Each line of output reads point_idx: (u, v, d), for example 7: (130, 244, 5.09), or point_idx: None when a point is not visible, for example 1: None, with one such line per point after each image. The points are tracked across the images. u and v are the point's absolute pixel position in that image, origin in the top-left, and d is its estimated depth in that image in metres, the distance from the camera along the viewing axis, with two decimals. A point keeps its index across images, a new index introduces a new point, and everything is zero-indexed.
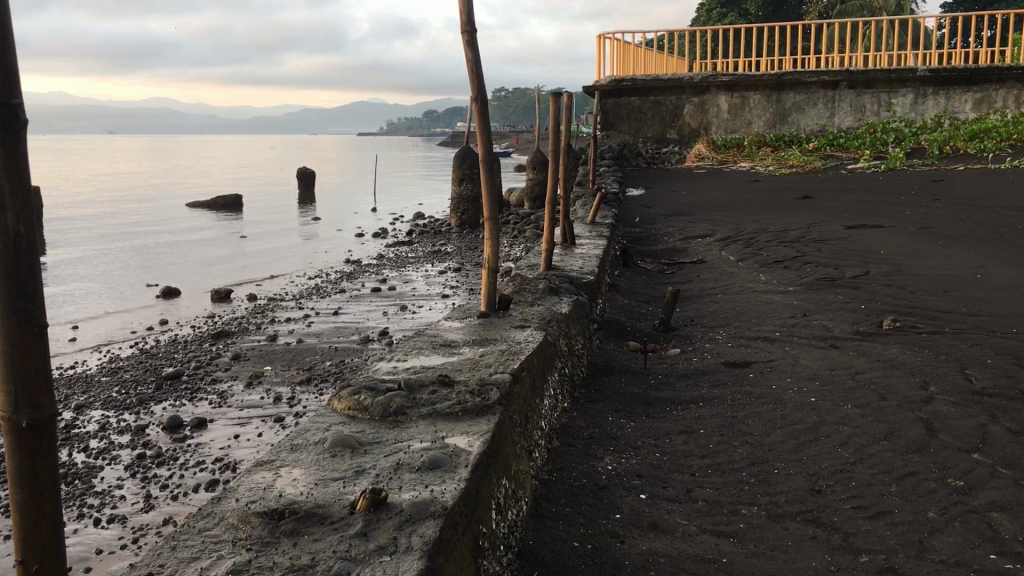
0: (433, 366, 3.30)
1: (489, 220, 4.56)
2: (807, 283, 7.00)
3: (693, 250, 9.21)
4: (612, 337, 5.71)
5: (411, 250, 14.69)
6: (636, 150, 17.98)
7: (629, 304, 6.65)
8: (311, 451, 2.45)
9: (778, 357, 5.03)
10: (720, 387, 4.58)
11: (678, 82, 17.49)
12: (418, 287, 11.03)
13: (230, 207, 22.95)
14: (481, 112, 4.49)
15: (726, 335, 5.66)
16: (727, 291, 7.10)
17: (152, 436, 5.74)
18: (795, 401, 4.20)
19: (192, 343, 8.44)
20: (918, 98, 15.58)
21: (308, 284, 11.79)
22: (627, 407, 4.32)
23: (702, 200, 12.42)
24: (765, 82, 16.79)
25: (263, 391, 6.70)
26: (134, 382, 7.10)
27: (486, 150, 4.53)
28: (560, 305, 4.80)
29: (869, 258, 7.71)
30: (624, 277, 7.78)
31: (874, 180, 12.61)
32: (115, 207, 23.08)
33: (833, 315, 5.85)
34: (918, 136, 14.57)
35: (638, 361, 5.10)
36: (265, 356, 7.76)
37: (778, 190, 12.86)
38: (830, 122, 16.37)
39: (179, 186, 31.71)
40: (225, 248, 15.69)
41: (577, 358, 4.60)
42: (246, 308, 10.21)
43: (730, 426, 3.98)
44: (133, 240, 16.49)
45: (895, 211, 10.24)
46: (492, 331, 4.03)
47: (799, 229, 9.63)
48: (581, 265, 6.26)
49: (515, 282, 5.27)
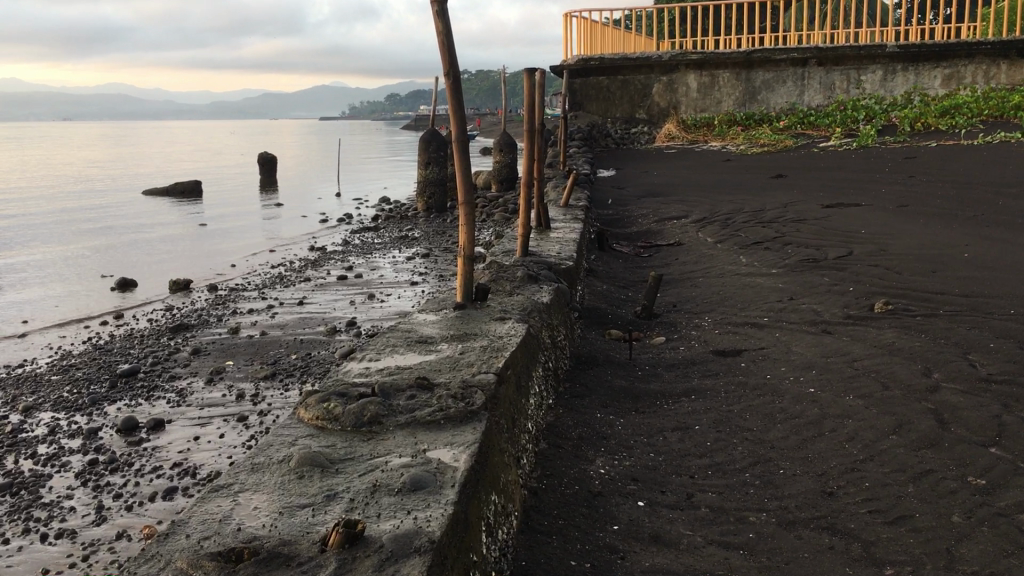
0: (409, 367, 3.00)
1: (464, 205, 4.26)
2: (790, 265, 6.77)
3: (669, 232, 8.97)
4: (593, 325, 5.45)
5: (378, 235, 14.33)
6: (605, 131, 17.72)
7: (607, 289, 6.39)
8: (275, 472, 2.15)
9: (770, 344, 4.79)
10: (712, 378, 4.33)
11: (646, 60, 17.23)
12: (386, 275, 10.70)
13: (190, 195, 22.43)
14: (455, 88, 4.17)
15: (712, 321, 5.41)
16: (708, 275, 6.86)
17: (105, 440, 5.39)
18: (794, 393, 3.96)
19: (150, 337, 8.06)
20: (887, 74, 15.40)
21: (271, 273, 11.40)
22: (615, 402, 4.06)
23: (674, 181, 12.19)
24: (733, 60, 16.59)
25: (225, 387, 6.36)
26: (88, 380, 6.72)
27: (459, 128, 4.22)
28: (540, 293, 4.52)
29: (851, 238, 7.50)
30: (600, 262, 7.52)
31: (847, 157, 12.44)
32: (72, 198, 22.48)
33: (821, 298, 5.62)
34: (888, 113, 14.42)
35: (622, 352, 4.84)
36: (228, 350, 7.41)
37: (751, 169, 12.65)
38: (800, 99, 16.19)
39: (139, 174, 31.03)
40: (186, 239, 15.25)
41: (560, 350, 4.32)
42: (207, 299, 9.83)
43: (726, 422, 3.73)
44: (89, 234, 15.99)
45: (872, 189, 10.04)
46: (470, 325, 3.74)
47: (776, 209, 9.41)
48: (558, 250, 5.98)
49: (492, 269, 4.98)
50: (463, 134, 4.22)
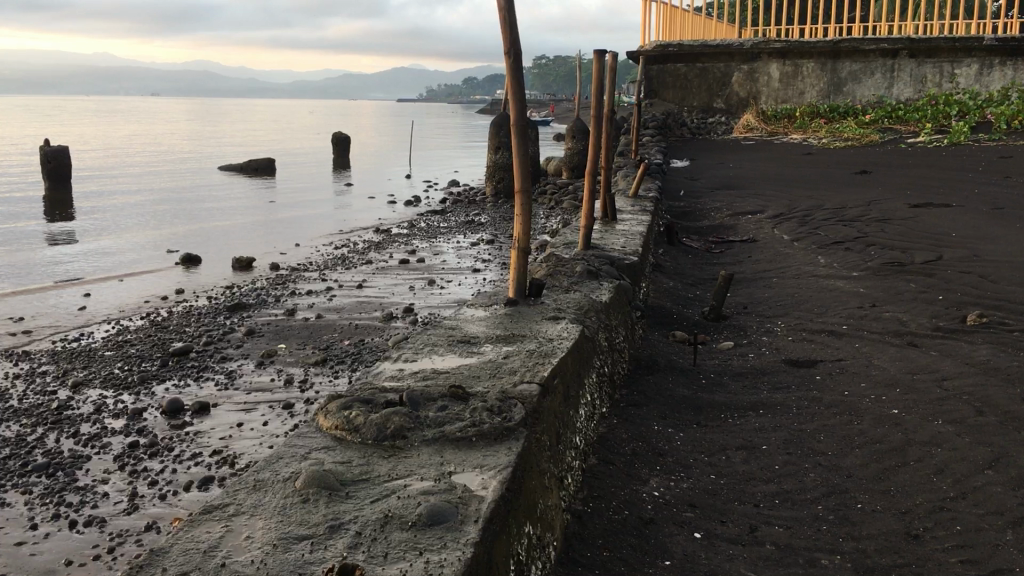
0: (446, 371, 2.73)
1: (520, 193, 3.97)
2: (873, 268, 6.31)
3: (744, 227, 8.56)
4: (656, 325, 5.13)
5: (443, 219, 14.18)
6: (681, 121, 17.25)
7: (673, 287, 6.04)
8: (277, 493, 1.91)
9: (848, 355, 4.40)
10: (782, 391, 3.97)
11: (727, 48, 16.67)
12: (448, 261, 10.49)
13: (264, 172, 22.61)
14: (515, 68, 3.88)
15: (785, 327, 5.03)
16: (783, 275, 6.45)
17: (149, 421, 5.28)
18: (874, 413, 3.58)
19: (207, 315, 7.98)
20: (984, 68, 14.51)
21: (334, 253, 11.28)
22: (676, 413, 3.74)
23: (751, 174, 11.71)
24: (819, 49, 15.90)
25: (274, 372, 6.21)
26: (140, 358, 6.64)
27: (518, 111, 3.93)
28: (599, 291, 4.21)
29: (941, 241, 6.99)
30: (669, 256, 7.17)
31: (937, 155, 11.76)
32: (151, 172, 22.91)
33: (907, 306, 5.18)
34: (984, 110, 13.58)
35: (686, 358, 4.50)
36: (281, 333, 7.26)
37: (834, 164, 12.06)
38: (888, 92, 15.42)
39: (217, 150, 31.55)
40: (255, 218, 15.30)
41: (618, 353, 4.01)
42: (267, 278, 9.74)
43: (798, 443, 3.38)
44: (162, 210, 16.19)
45: (964, 189, 9.42)
46: (519, 325, 3.46)
47: (859, 208, 8.90)
48: (623, 244, 5.66)
49: (550, 263, 4.68)
50: (523, 118, 3.93)
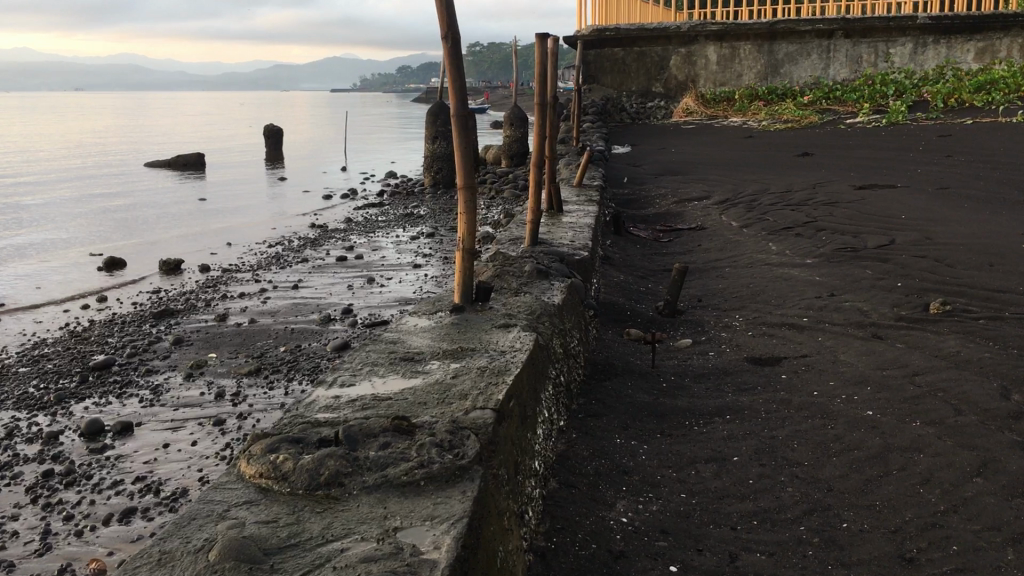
0: (388, 397, 2.42)
1: (463, 190, 3.66)
2: (826, 254, 6.15)
3: (690, 214, 8.37)
4: (610, 324, 4.87)
5: (382, 212, 13.77)
6: (620, 106, 17.08)
7: (624, 280, 5.80)
8: (185, 571, 1.59)
9: (812, 351, 4.20)
10: (748, 393, 3.74)
11: (664, 31, 16.52)
12: (388, 256, 10.13)
13: (193, 167, 21.86)
14: (454, 54, 3.56)
15: (743, 321, 4.81)
16: (735, 264, 6.25)
17: (65, 446, 4.86)
18: (847, 416, 3.37)
19: (132, 324, 7.51)
20: (918, 47, 14.57)
21: (267, 252, 10.82)
22: (638, 422, 3.48)
23: (694, 159, 11.55)
24: (755, 31, 15.84)
25: (204, 385, 5.81)
26: (57, 373, 6.17)
27: (459, 101, 3.61)
28: (552, 292, 3.92)
29: (892, 223, 6.87)
30: (616, 248, 6.92)
31: (876, 135, 11.73)
32: (75, 170, 22.03)
33: (866, 295, 5.01)
34: (919, 89, 13.64)
35: (644, 358, 4.25)
36: (212, 340, 6.84)
37: (775, 146, 11.97)
38: (824, 73, 15.43)
39: (144, 145, 30.53)
40: (185, 216, 14.71)
41: (573, 359, 3.74)
42: (197, 281, 9.26)
43: (771, 452, 3.15)
44: (86, 210, 15.51)
45: (907, 169, 9.37)
46: (468, 336, 3.15)
47: (805, 191, 8.78)
48: (571, 238, 5.38)
49: (496, 262, 4.38)
50: (463, 108, 3.61)
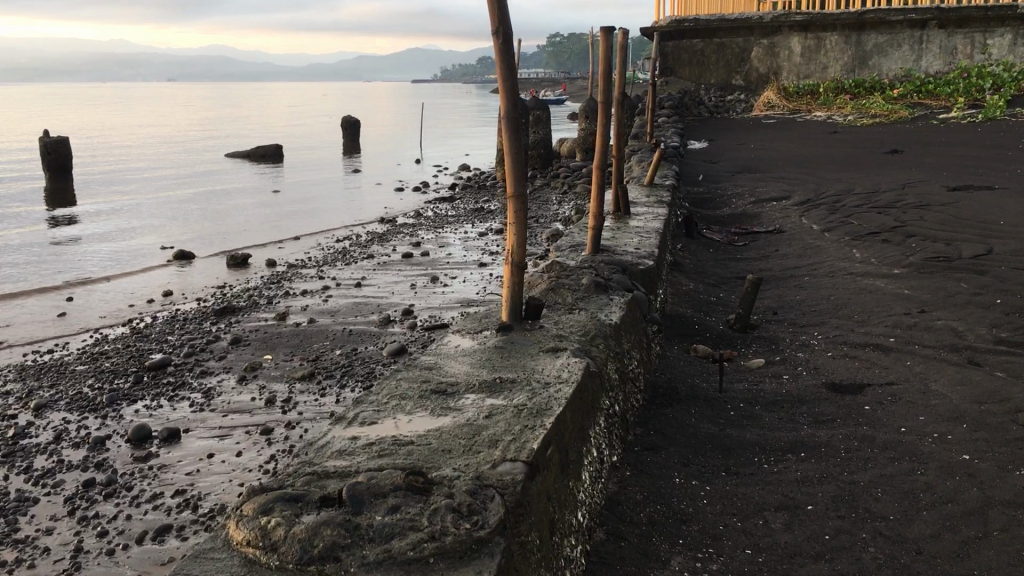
0: (410, 441, 2.16)
1: (513, 199, 3.38)
2: (916, 264, 5.67)
3: (768, 215, 7.93)
4: (676, 339, 4.53)
5: (451, 207, 13.59)
6: (698, 99, 16.55)
7: (694, 289, 5.45)
8: None
9: (900, 377, 3.80)
10: (826, 426, 3.37)
11: (746, 22, 15.95)
12: (454, 253, 9.92)
13: (270, 158, 22.06)
14: (505, 51, 3.28)
15: (822, 339, 4.42)
16: (815, 273, 5.82)
17: (110, 452, 4.76)
18: (940, 460, 2.98)
19: (192, 321, 7.45)
20: (1018, 38, 13.54)
21: (334, 247, 10.72)
22: (701, 457, 3.15)
23: (774, 155, 11.05)
24: (843, 21, 15.11)
25: (256, 389, 5.66)
26: (113, 373, 6.11)
27: (509, 103, 3.32)
28: (609, 309, 3.61)
29: (988, 230, 6.34)
30: (687, 252, 6.55)
31: (971, 131, 11.04)
32: (157, 159, 22.44)
33: (961, 312, 4.55)
34: (1020, 82, 12.78)
35: (711, 381, 3.91)
36: (269, 341, 6.69)
37: (862, 143, 11.36)
38: (917, 65, 14.59)
39: (226, 135, 31.04)
40: (259, 208, 14.77)
41: (631, 384, 3.43)
42: (262, 276, 9.19)
43: (850, 501, 2.79)
44: (164, 199, 15.69)
45: (1006, 169, 8.72)
46: (512, 362, 2.87)
47: (892, 192, 8.25)
48: (636, 244, 5.05)
49: (553, 272, 4.09)
50: (514, 110, 3.32)
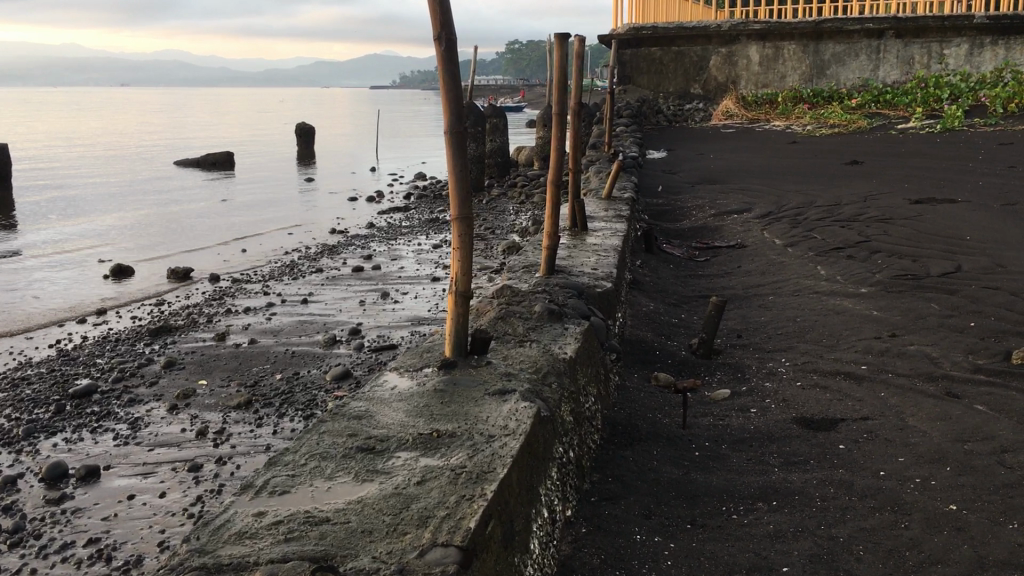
0: (326, 518, 1.83)
1: (456, 221, 3.07)
2: (883, 283, 5.45)
3: (728, 229, 7.71)
4: (636, 368, 4.24)
5: (406, 217, 13.24)
6: (656, 107, 16.41)
7: (654, 310, 5.17)
8: None
9: (875, 411, 3.54)
10: (798, 469, 3.10)
11: (704, 30, 15.83)
12: (406, 267, 9.57)
13: (221, 165, 21.49)
14: (448, 59, 2.98)
15: (789, 366, 4.16)
16: (779, 292, 5.58)
17: (22, 494, 4.38)
18: (924, 510, 2.72)
19: (125, 342, 7.03)
20: (975, 48, 13.68)
21: (282, 260, 10.32)
22: (664, 506, 2.85)
23: (734, 165, 10.86)
24: (801, 30, 15.04)
25: (188, 419, 5.28)
26: (33, 401, 5.69)
27: (453, 116, 3.01)
28: (564, 341, 3.31)
29: (955, 246, 6.16)
30: (647, 268, 6.29)
31: (931, 142, 10.94)
32: (103, 166, 21.81)
33: (935, 336, 4.32)
34: (976, 92, 12.76)
35: (672, 416, 3.62)
36: (205, 364, 6.30)
37: (822, 153, 11.23)
38: (874, 74, 14.58)
39: (178, 141, 30.37)
40: (207, 217, 14.30)
41: (587, 425, 3.13)
42: (204, 292, 8.77)
43: (830, 560, 2.51)
44: (106, 209, 15.13)
45: (968, 181, 8.59)
46: (453, 408, 2.56)
47: (854, 205, 8.07)
48: (593, 263, 4.76)
49: (503, 299, 3.80)
50: (459, 125, 3.01)
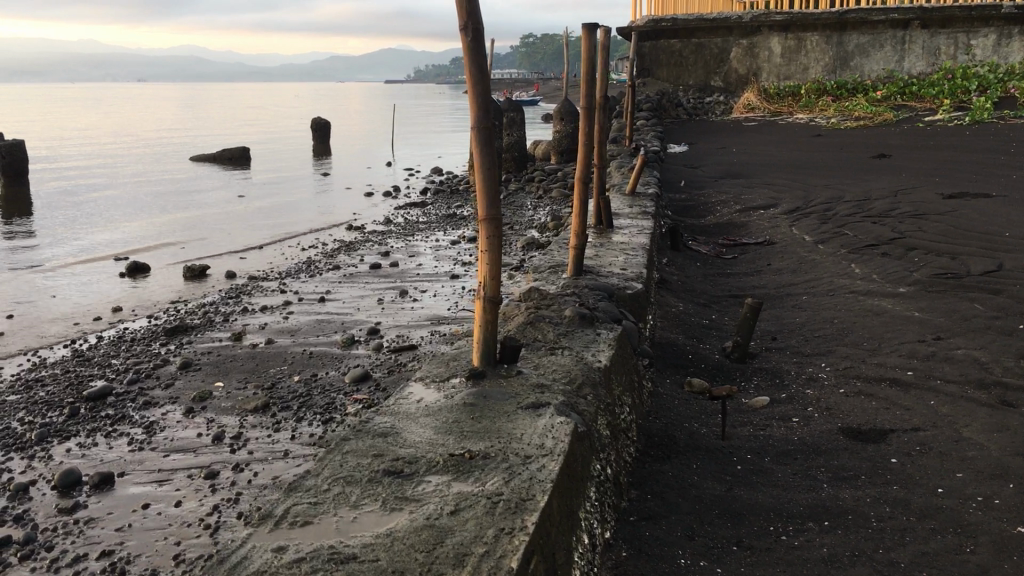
0: (352, 558, 1.66)
1: (484, 222, 2.90)
2: (921, 282, 5.25)
3: (755, 225, 7.51)
4: (669, 373, 4.06)
5: (422, 212, 13.08)
6: (676, 101, 16.18)
7: (684, 311, 4.99)
8: None
9: (925, 421, 3.35)
10: (849, 484, 2.91)
11: (724, 22, 15.59)
12: (424, 263, 9.41)
13: (237, 161, 21.39)
14: (475, 50, 2.80)
15: (830, 372, 3.97)
16: (813, 291, 5.38)
17: (34, 502, 4.24)
18: (990, 533, 2.53)
19: (141, 342, 6.90)
20: (1003, 38, 13.36)
21: (298, 257, 10.18)
22: (709, 526, 2.68)
23: (758, 160, 10.64)
24: (824, 21, 14.77)
25: (203, 423, 5.13)
26: (46, 404, 5.57)
27: (480, 110, 2.84)
28: (597, 347, 3.13)
29: (994, 243, 5.95)
30: (673, 267, 6.11)
31: (959, 135, 10.68)
32: (120, 161, 21.74)
33: (981, 340, 4.13)
34: (1005, 83, 12.46)
35: (709, 425, 3.45)
36: (221, 365, 6.16)
37: (848, 147, 10.99)
38: (899, 66, 14.29)
39: (194, 136, 30.32)
40: (223, 212, 14.18)
41: (624, 438, 2.95)
42: (220, 290, 8.64)
43: None
44: (122, 203, 15.03)
45: (1001, 175, 8.35)
46: (485, 423, 2.39)
47: (884, 199, 7.86)
48: (621, 263, 4.58)
49: (530, 302, 3.63)
50: (486, 119, 2.84)
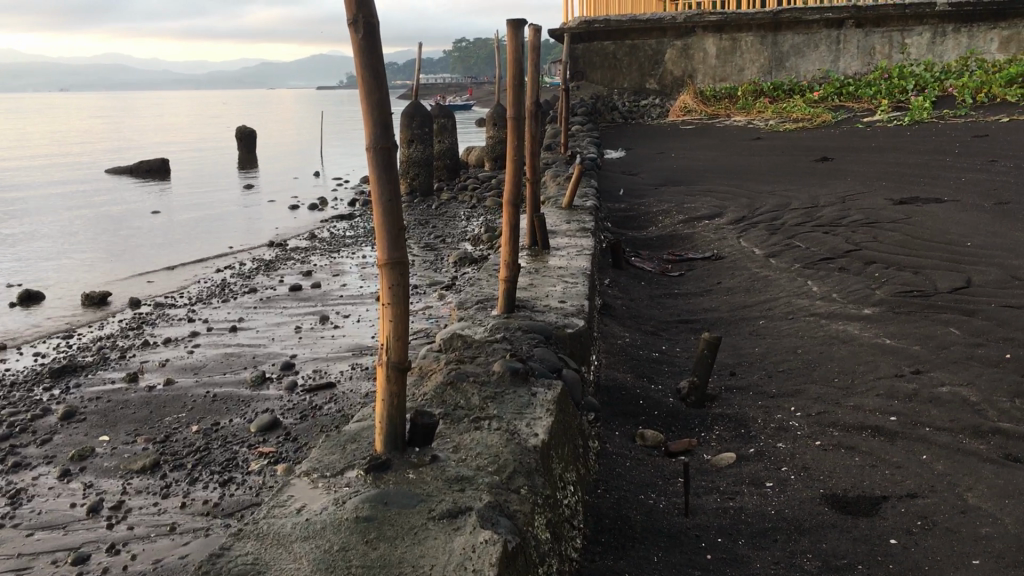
0: None
1: (385, 266, 2.28)
2: (888, 301, 4.79)
3: (701, 237, 7.02)
4: (620, 425, 3.48)
5: (350, 226, 12.37)
6: (611, 104, 15.74)
7: (632, 343, 4.44)
8: None
9: (920, 485, 2.82)
10: None
11: (657, 23, 15.24)
12: (349, 283, 8.71)
13: (157, 174, 20.37)
14: (368, 47, 2.17)
15: (802, 420, 3.44)
16: (770, 315, 4.88)
17: None
18: None
19: (20, 386, 6.11)
20: (937, 37, 13.16)
21: (212, 279, 9.41)
22: None
23: (698, 165, 10.21)
24: (758, 21, 14.49)
25: (79, 489, 4.40)
26: None
27: (376, 125, 2.22)
28: (533, 415, 2.54)
29: (957, 254, 5.52)
30: (616, 288, 5.57)
31: (902, 136, 10.39)
32: (30, 176, 20.54)
33: (967, 373, 3.64)
34: (943, 81, 12.23)
35: (668, 496, 2.88)
36: (109, 414, 5.42)
37: (789, 150, 10.63)
38: (834, 66, 14.07)
39: (114, 149, 29.03)
40: (134, 230, 13.28)
41: (569, 533, 2.37)
42: (121, 320, 7.85)
43: None
44: (26, 223, 14.01)
45: (950, 178, 8.00)
46: (383, 550, 1.78)
47: (833, 206, 7.45)
48: (559, 293, 4.00)
49: (452, 353, 3.03)
50: (385, 137, 2.23)
